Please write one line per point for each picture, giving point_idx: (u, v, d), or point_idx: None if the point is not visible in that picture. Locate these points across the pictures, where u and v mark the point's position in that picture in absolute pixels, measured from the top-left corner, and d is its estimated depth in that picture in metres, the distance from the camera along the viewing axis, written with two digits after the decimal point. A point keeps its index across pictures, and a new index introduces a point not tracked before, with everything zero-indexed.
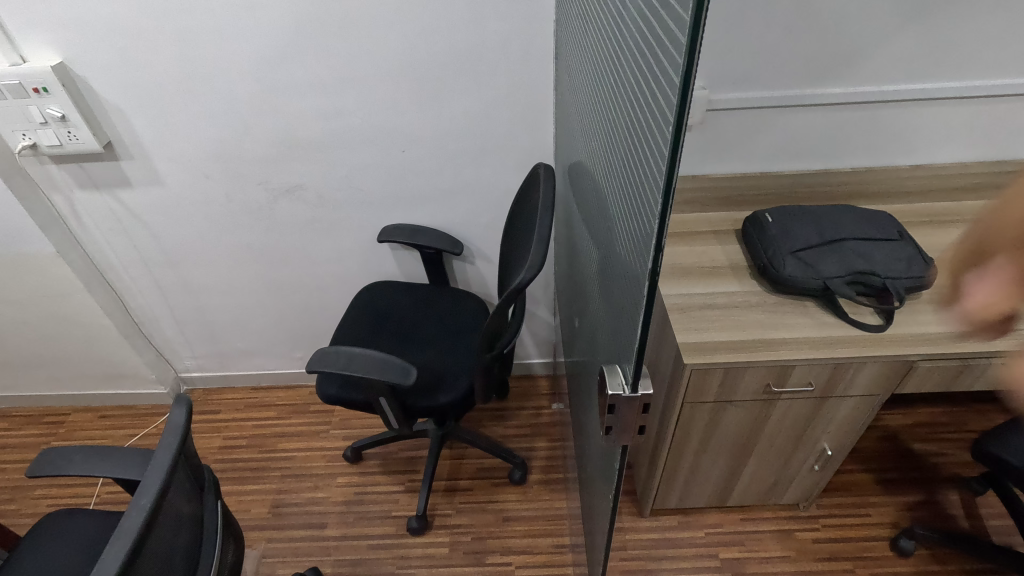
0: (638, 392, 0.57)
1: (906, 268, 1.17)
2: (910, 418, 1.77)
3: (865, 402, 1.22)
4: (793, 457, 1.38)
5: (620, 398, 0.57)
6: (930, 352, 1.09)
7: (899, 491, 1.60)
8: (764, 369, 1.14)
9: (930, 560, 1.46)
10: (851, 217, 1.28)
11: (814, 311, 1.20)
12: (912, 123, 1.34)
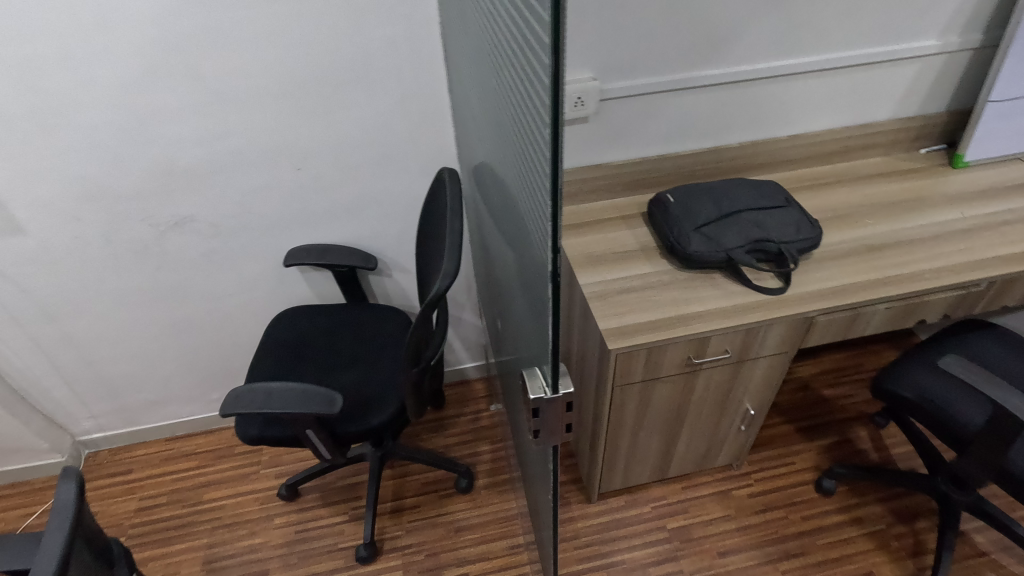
0: (558, 392, 0.57)
1: (795, 232, 1.27)
2: (818, 367, 1.92)
3: (777, 361, 1.30)
4: (721, 421, 1.45)
5: (542, 401, 0.57)
6: (826, 307, 1.19)
7: (817, 436, 1.73)
8: (684, 344, 1.19)
9: (850, 494, 1.59)
10: (743, 189, 1.36)
11: (723, 281, 1.26)
12: (786, 98, 1.43)
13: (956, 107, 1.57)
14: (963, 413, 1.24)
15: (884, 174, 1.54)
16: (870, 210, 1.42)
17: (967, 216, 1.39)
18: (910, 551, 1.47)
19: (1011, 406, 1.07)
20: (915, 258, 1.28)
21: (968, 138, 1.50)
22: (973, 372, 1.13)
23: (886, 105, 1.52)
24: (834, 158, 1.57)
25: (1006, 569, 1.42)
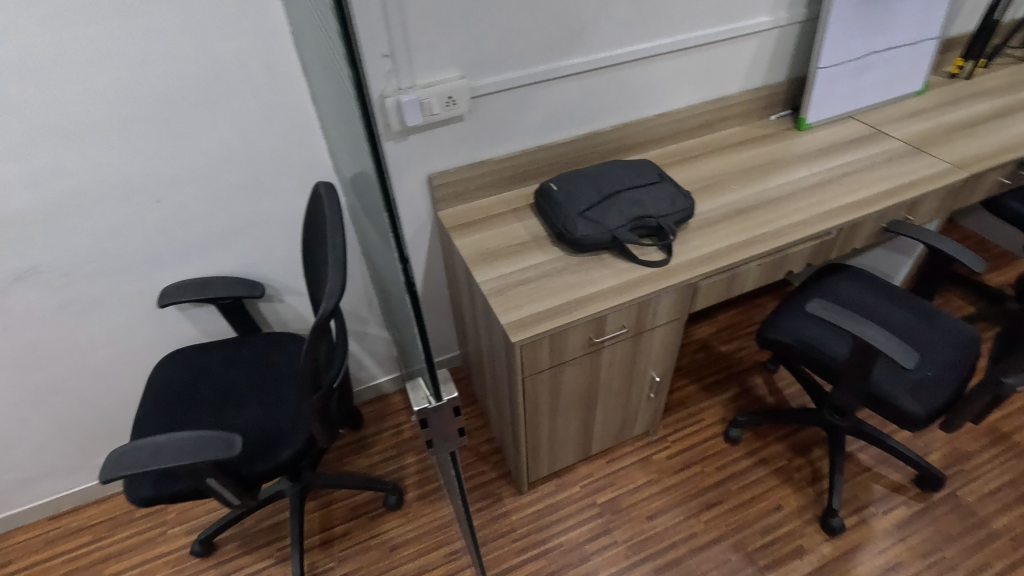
0: (443, 399, 0.56)
1: (671, 205, 1.35)
2: (713, 326, 2.06)
3: (672, 328, 1.38)
4: (632, 393, 1.52)
5: (429, 411, 0.56)
6: (706, 272, 1.28)
7: (721, 390, 1.86)
8: (584, 326, 1.22)
9: (755, 439, 1.73)
10: (619, 170, 1.43)
11: (613, 260, 1.32)
12: (648, 79, 1.51)
13: (794, 75, 1.73)
14: (833, 349, 1.38)
15: (743, 142, 1.67)
16: (734, 177, 1.54)
17: (815, 172, 1.54)
18: (810, 480, 1.62)
19: (868, 336, 1.20)
20: (776, 216, 1.41)
21: (808, 102, 1.67)
22: (835, 311, 1.26)
23: (736, 78, 1.65)
24: (699, 131, 1.68)
25: (888, 478, 1.61)
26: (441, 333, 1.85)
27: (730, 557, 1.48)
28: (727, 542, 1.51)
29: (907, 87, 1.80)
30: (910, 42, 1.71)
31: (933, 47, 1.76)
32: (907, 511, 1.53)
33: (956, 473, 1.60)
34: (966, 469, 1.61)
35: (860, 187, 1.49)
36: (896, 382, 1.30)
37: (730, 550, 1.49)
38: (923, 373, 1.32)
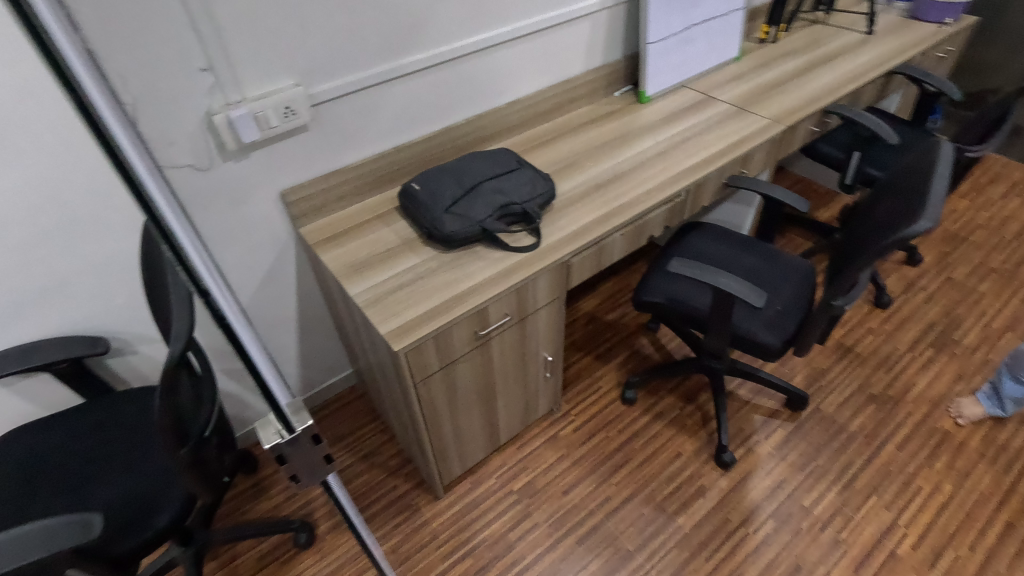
0: (298, 430, 0.50)
1: (532, 190, 1.38)
2: (598, 298, 2.16)
3: (553, 307, 1.42)
4: (528, 376, 1.55)
5: (283, 447, 0.49)
6: (575, 249, 1.33)
7: (613, 357, 1.96)
8: (467, 320, 1.22)
9: (649, 396, 1.84)
10: (479, 162, 1.43)
11: (486, 251, 1.33)
12: (492, 69, 1.53)
13: (629, 52, 1.84)
14: (699, 302, 1.50)
15: (593, 120, 1.75)
16: (589, 154, 1.61)
17: (659, 141, 1.66)
18: (701, 423, 1.76)
19: (724, 285, 1.31)
20: (631, 186, 1.49)
21: (644, 76, 1.78)
22: (694, 267, 1.36)
23: (576, 60, 1.72)
24: (551, 115, 1.73)
25: (764, 407, 1.78)
26: (329, 353, 1.77)
27: (643, 511, 1.56)
28: (638, 497, 1.59)
29: (726, 54, 1.99)
30: (721, 13, 1.89)
31: (740, 16, 1.96)
32: (783, 432, 1.71)
33: (817, 389, 1.82)
34: (824, 384, 1.83)
35: (699, 150, 1.62)
36: (754, 321, 1.45)
37: (641, 505, 1.58)
38: (774, 308, 1.47)
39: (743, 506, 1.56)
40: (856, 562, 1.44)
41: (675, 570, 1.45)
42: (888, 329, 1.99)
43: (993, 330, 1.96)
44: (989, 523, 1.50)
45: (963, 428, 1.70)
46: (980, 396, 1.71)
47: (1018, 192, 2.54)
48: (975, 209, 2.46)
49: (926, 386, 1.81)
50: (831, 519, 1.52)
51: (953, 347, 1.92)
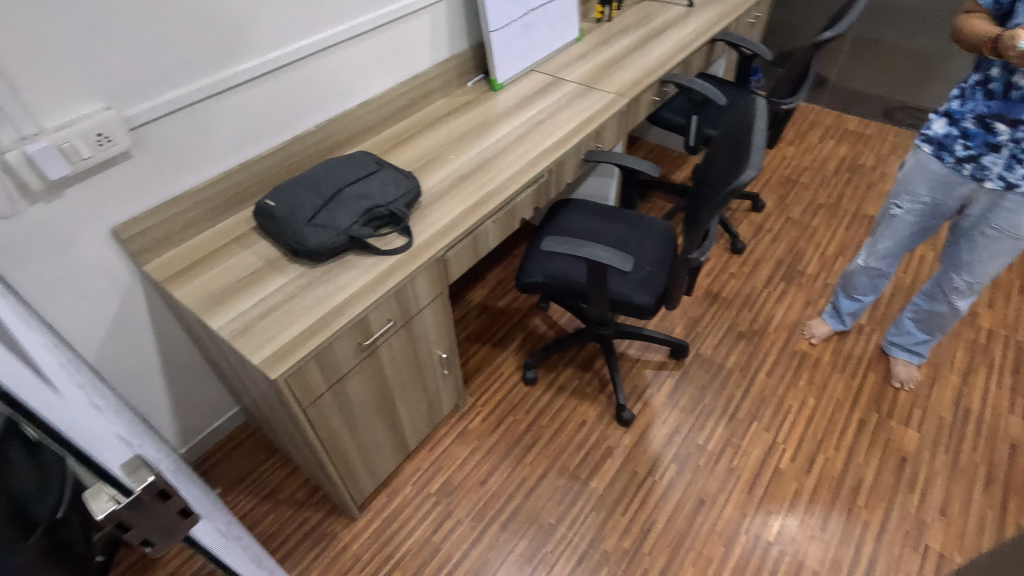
0: (135, 492, 0.46)
1: (397, 190, 1.35)
2: (487, 287, 2.18)
3: (438, 303, 1.42)
4: (426, 376, 1.53)
5: (120, 512, 0.45)
6: (449, 243, 1.32)
7: (509, 341, 1.99)
8: (348, 333, 1.18)
9: (548, 372, 1.90)
10: (336, 167, 1.38)
11: (357, 258, 1.28)
12: (335, 71, 1.47)
13: (474, 41, 1.86)
14: (577, 276, 1.57)
15: (450, 113, 1.75)
16: (450, 147, 1.60)
17: (517, 126, 1.69)
18: (599, 388, 1.85)
19: (595, 256, 1.38)
20: (495, 173, 1.52)
21: (493, 64, 1.81)
22: (566, 243, 1.41)
23: (423, 54, 1.71)
24: (406, 112, 1.71)
25: (652, 361, 1.91)
26: (207, 395, 1.62)
27: (559, 483, 1.62)
28: (552, 471, 1.64)
29: (568, 35, 2.07)
30: None
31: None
32: (672, 382, 1.85)
33: (695, 336, 1.98)
34: (700, 331, 2.00)
35: (555, 130, 1.68)
36: (628, 285, 1.54)
37: (557, 478, 1.63)
38: (643, 269, 1.58)
39: (648, 457, 1.66)
40: (748, 483, 1.59)
41: (595, 531, 1.52)
42: (746, 271, 2.21)
43: (828, 257, 2.25)
44: (847, 423, 1.73)
45: (816, 346, 1.94)
46: (824, 316, 1.95)
47: (831, 135, 2.92)
48: (800, 154, 2.80)
49: (783, 316, 2.04)
50: (723, 450, 1.67)
51: (799, 278, 2.17)
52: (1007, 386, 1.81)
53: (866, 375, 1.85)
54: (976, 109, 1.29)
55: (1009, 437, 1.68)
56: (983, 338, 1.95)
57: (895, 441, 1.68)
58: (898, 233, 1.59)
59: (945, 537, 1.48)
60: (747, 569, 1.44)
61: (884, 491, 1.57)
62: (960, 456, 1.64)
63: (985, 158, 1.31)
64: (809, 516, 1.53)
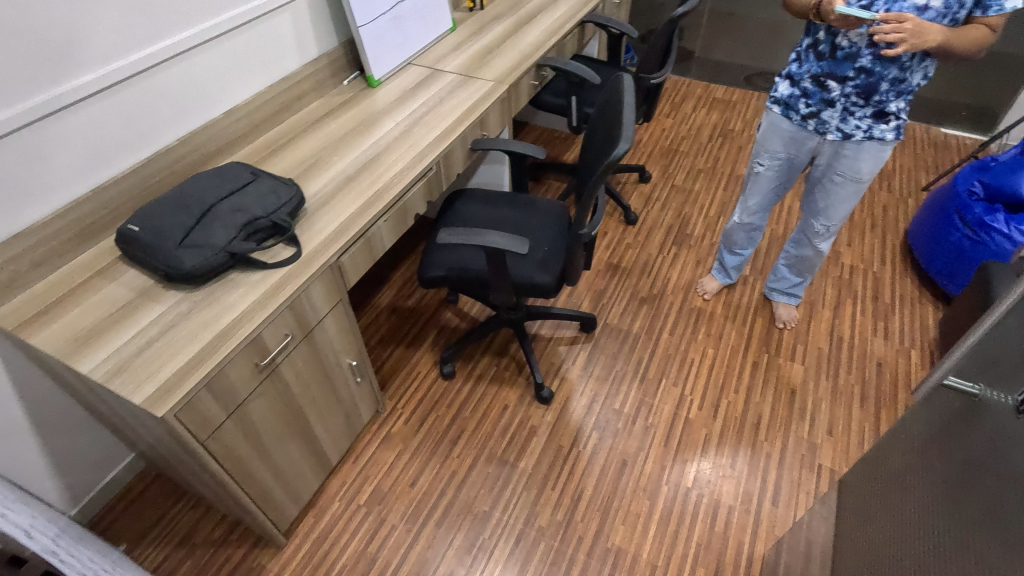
0: None
1: (277, 198, 1.28)
2: (394, 288, 2.14)
3: (338, 311, 1.37)
4: (338, 387, 1.48)
5: None
6: (341, 247, 1.28)
7: (423, 339, 1.97)
8: (242, 354, 1.11)
9: (466, 364, 1.90)
10: (206, 181, 1.28)
11: (243, 275, 1.20)
12: (191, 78, 1.36)
13: (344, 38, 1.80)
14: (479, 264, 1.57)
15: (327, 113, 1.68)
16: (331, 149, 1.55)
17: (400, 121, 1.66)
18: (517, 371, 1.88)
19: (492, 243, 1.39)
20: (382, 170, 1.48)
21: (366, 60, 1.76)
22: (462, 233, 1.41)
23: (289, 54, 1.63)
24: (280, 116, 1.62)
25: (565, 338, 1.97)
26: (94, 447, 1.47)
27: (489, 470, 1.63)
28: (481, 460, 1.66)
29: (441, 26, 2.06)
30: None
31: None
32: (585, 354, 1.92)
33: (602, 308, 2.06)
34: (605, 302, 2.08)
35: (439, 121, 1.67)
36: (529, 267, 1.57)
37: (486, 465, 1.64)
38: (542, 250, 1.62)
39: (571, 430, 1.72)
40: (664, 437, 1.70)
41: (529, 509, 1.55)
42: (641, 240, 2.33)
43: (711, 218, 2.42)
44: (743, 367, 1.88)
45: (709, 301, 2.09)
46: (714, 273, 2.10)
47: (702, 104, 3.13)
48: (677, 125, 2.97)
49: (678, 277, 2.17)
50: (638, 411, 1.76)
51: (688, 240, 2.32)
52: (870, 312, 2.05)
53: (755, 321, 2.02)
54: (811, 70, 1.43)
55: (875, 357, 1.90)
56: (847, 273, 2.19)
57: (785, 377, 1.85)
58: (764, 188, 1.74)
59: (833, 453, 1.65)
60: (672, 516, 1.53)
61: (780, 423, 1.73)
62: (839, 380, 1.84)
63: (824, 113, 1.46)
64: (720, 457, 1.65)
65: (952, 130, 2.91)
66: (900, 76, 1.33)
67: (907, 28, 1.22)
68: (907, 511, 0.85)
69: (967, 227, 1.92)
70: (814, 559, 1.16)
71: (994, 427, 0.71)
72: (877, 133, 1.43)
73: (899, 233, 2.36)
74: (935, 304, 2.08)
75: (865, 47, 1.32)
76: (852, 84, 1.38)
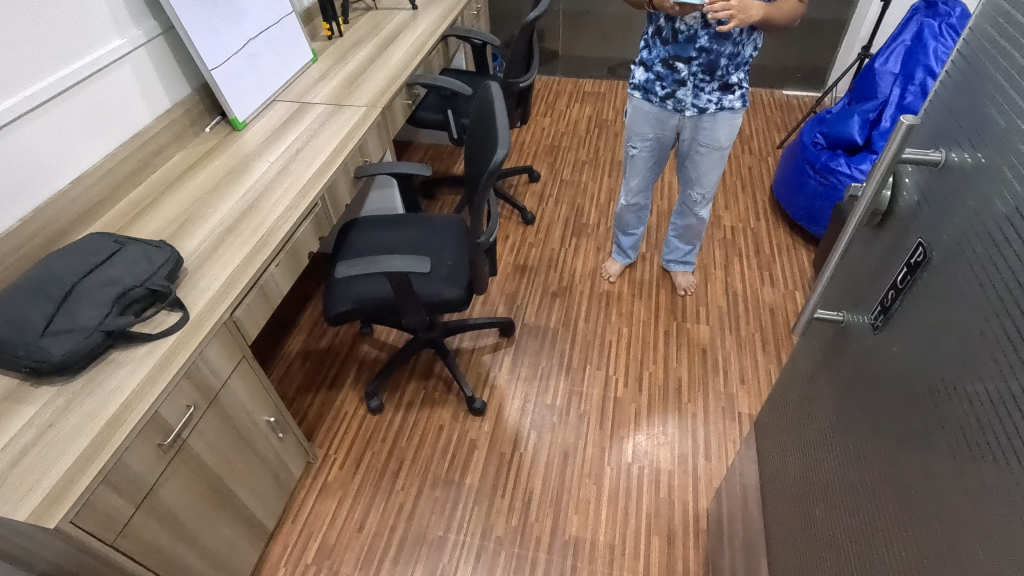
0: None
1: (149, 263, 1.18)
2: (304, 332, 2.06)
3: (242, 368, 1.30)
4: (259, 448, 1.40)
5: None
6: (233, 302, 1.21)
7: (344, 379, 1.91)
8: (139, 438, 1.02)
9: (392, 394, 1.86)
10: (62, 258, 1.15)
11: (126, 352, 1.10)
12: (23, 150, 1.23)
13: (197, 82, 1.70)
14: (385, 291, 1.55)
15: (193, 165, 1.58)
16: (205, 201, 1.46)
17: (274, 160, 1.60)
18: (446, 389, 1.86)
19: (393, 267, 1.37)
20: (264, 213, 1.41)
21: (226, 102, 1.67)
22: (360, 263, 1.38)
23: (136, 108, 1.51)
24: (139, 175, 1.51)
25: (487, 346, 1.98)
26: None
27: (436, 494, 1.61)
28: (426, 486, 1.63)
29: (300, 57, 2.00)
30: (273, 22, 1.88)
31: (294, 20, 1.99)
32: (510, 358, 1.94)
33: (517, 310, 2.09)
34: (520, 304, 2.12)
35: (316, 154, 1.62)
36: (436, 284, 1.57)
37: (432, 490, 1.62)
38: (446, 266, 1.62)
39: (509, 435, 1.73)
40: (598, 421, 1.75)
41: (484, 523, 1.54)
42: (542, 237, 2.40)
43: (603, 205, 2.54)
44: (657, 338, 1.99)
45: (615, 283, 2.19)
46: (614, 255, 2.20)
47: (575, 100, 3.27)
48: (555, 122, 3.09)
49: (583, 266, 2.26)
50: (570, 401, 1.80)
51: (585, 229, 2.42)
52: (755, 265, 2.24)
53: (659, 293, 2.14)
54: (660, 55, 1.54)
55: (767, 304, 2.08)
56: (730, 234, 2.37)
57: (694, 339, 1.98)
58: (640, 169, 1.85)
59: (749, 399, 1.79)
60: (619, 494, 1.58)
61: (699, 382, 1.85)
62: (741, 332, 1.99)
63: (678, 92, 1.57)
64: (653, 427, 1.73)
65: (793, 91, 3.25)
66: (735, 51, 1.47)
67: (733, 5, 1.35)
68: (813, 436, 0.94)
69: (818, 173, 2.15)
70: (751, 500, 1.25)
71: (860, 346, 0.81)
72: (727, 104, 1.57)
73: (766, 189, 2.60)
74: (807, 247, 2.31)
75: (700, 29, 1.44)
76: (697, 63, 1.50)
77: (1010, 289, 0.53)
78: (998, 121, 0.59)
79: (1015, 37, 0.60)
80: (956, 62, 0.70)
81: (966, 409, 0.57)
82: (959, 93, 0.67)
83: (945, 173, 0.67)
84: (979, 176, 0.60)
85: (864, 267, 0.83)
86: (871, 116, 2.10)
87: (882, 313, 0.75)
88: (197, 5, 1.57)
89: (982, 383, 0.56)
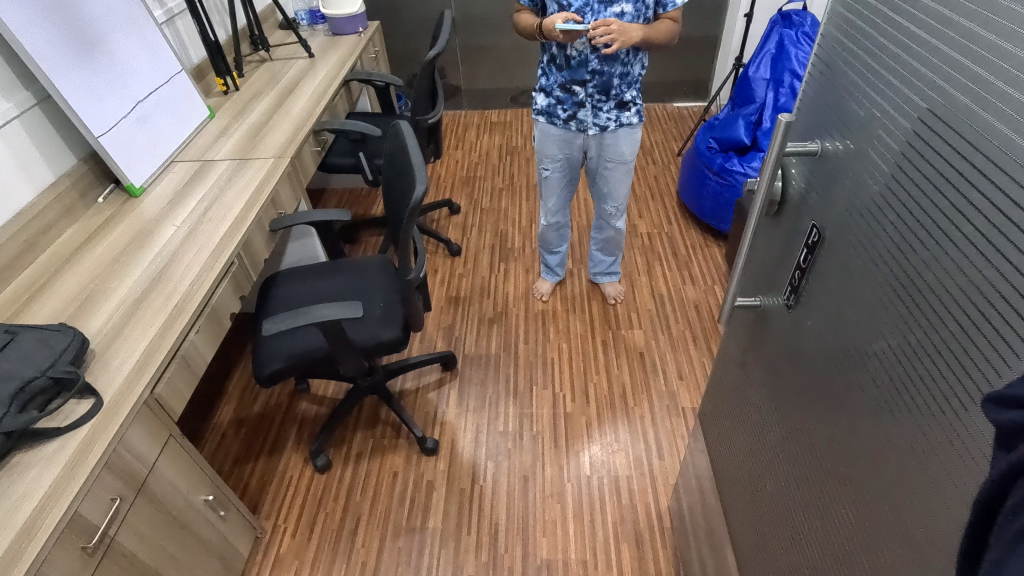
0: None
1: (49, 348, 1.06)
2: (234, 400, 1.93)
3: (172, 448, 1.20)
4: (199, 531, 1.29)
5: None
6: (151, 377, 1.12)
7: (284, 442, 1.80)
8: (59, 544, 0.92)
9: (338, 449, 1.78)
10: None
11: (32, 453, 0.98)
12: None
13: (83, 150, 1.59)
14: (318, 342, 1.49)
15: (88, 239, 1.47)
16: (106, 275, 1.35)
17: (180, 223, 1.51)
18: (395, 434, 1.81)
19: (323, 316, 1.32)
20: (176, 279, 1.33)
21: (118, 168, 1.58)
22: (287, 317, 1.32)
23: (14, 184, 1.39)
24: (26, 257, 1.38)
25: (431, 384, 1.95)
26: None
27: (399, 545, 1.55)
28: (388, 537, 1.56)
29: (196, 115, 1.93)
30: (161, 81, 1.81)
31: (186, 78, 1.92)
32: (456, 391, 1.91)
33: (456, 342, 2.08)
34: (458, 336, 2.11)
35: (226, 211, 1.55)
36: (371, 328, 1.53)
37: (394, 541, 1.55)
38: (377, 308, 1.59)
39: (466, 469, 1.70)
40: (552, 439, 1.76)
41: (453, 564, 1.50)
42: (471, 267, 2.41)
43: (525, 228, 2.60)
44: (596, 350, 2.04)
45: (548, 301, 2.23)
46: (543, 275, 2.25)
47: (484, 130, 3.36)
48: (467, 154, 3.15)
49: (514, 289, 2.29)
50: (521, 425, 1.80)
51: (512, 253, 2.46)
52: (675, 267, 2.36)
53: (591, 305, 2.20)
54: (557, 80, 1.62)
55: (692, 302, 2.20)
56: (648, 240, 2.50)
57: (631, 344, 2.05)
58: (555, 189, 1.91)
59: (689, 394, 1.87)
60: (583, 509, 1.59)
61: (641, 385, 1.91)
62: (672, 331, 2.09)
63: (579, 113, 1.65)
64: (605, 436, 1.77)
65: (682, 103, 3.50)
66: (624, 70, 1.58)
67: (613, 29, 1.45)
68: (752, 417, 1.00)
69: (717, 175, 2.31)
70: (706, 488, 1.30)
71: (776, 326, 0.88)
72: (625, 120, 1.67)
73: (673, 195, 2.77)
74: (718, 243, 2.47)
75: (590, 53, 1.54)
76: (591, 85, 1.60)
77: (893, 255, 0.60)
78: (859, 111, 0.67)
79: (861, 38, 0.68)
80: (816, 64, 0.79)
81: (876, 365, 0.63)
82: (824, 89, 0.76)
83: (823, 161, 0.74)
84: (852, 160, 0.68)
85: (772, 253, 0.90)
86: (753, 118, 2.30)
87: (792, 292, 0.82)
88: (76, 70, 1.48)
89: (885, 341, 0.62)
